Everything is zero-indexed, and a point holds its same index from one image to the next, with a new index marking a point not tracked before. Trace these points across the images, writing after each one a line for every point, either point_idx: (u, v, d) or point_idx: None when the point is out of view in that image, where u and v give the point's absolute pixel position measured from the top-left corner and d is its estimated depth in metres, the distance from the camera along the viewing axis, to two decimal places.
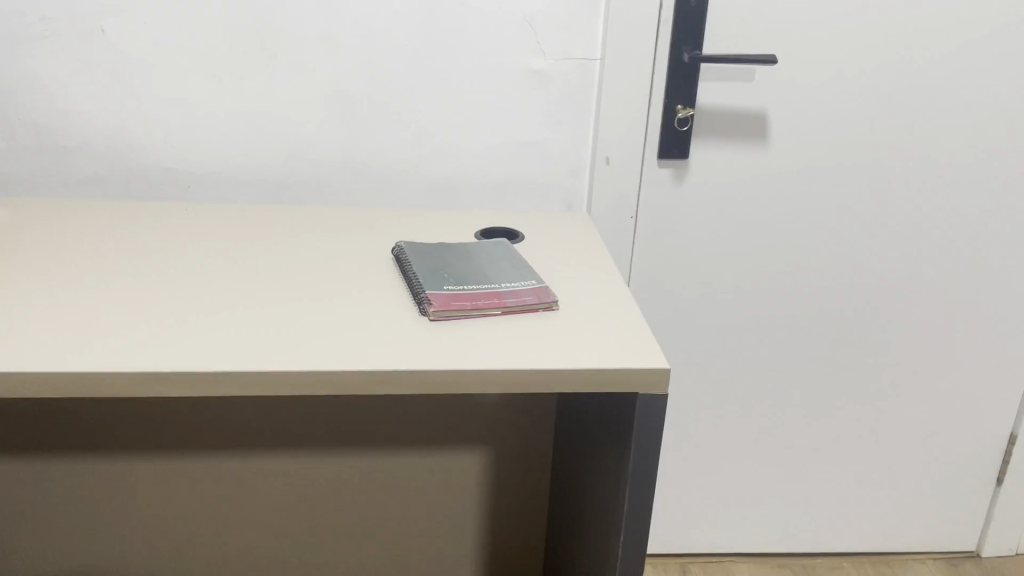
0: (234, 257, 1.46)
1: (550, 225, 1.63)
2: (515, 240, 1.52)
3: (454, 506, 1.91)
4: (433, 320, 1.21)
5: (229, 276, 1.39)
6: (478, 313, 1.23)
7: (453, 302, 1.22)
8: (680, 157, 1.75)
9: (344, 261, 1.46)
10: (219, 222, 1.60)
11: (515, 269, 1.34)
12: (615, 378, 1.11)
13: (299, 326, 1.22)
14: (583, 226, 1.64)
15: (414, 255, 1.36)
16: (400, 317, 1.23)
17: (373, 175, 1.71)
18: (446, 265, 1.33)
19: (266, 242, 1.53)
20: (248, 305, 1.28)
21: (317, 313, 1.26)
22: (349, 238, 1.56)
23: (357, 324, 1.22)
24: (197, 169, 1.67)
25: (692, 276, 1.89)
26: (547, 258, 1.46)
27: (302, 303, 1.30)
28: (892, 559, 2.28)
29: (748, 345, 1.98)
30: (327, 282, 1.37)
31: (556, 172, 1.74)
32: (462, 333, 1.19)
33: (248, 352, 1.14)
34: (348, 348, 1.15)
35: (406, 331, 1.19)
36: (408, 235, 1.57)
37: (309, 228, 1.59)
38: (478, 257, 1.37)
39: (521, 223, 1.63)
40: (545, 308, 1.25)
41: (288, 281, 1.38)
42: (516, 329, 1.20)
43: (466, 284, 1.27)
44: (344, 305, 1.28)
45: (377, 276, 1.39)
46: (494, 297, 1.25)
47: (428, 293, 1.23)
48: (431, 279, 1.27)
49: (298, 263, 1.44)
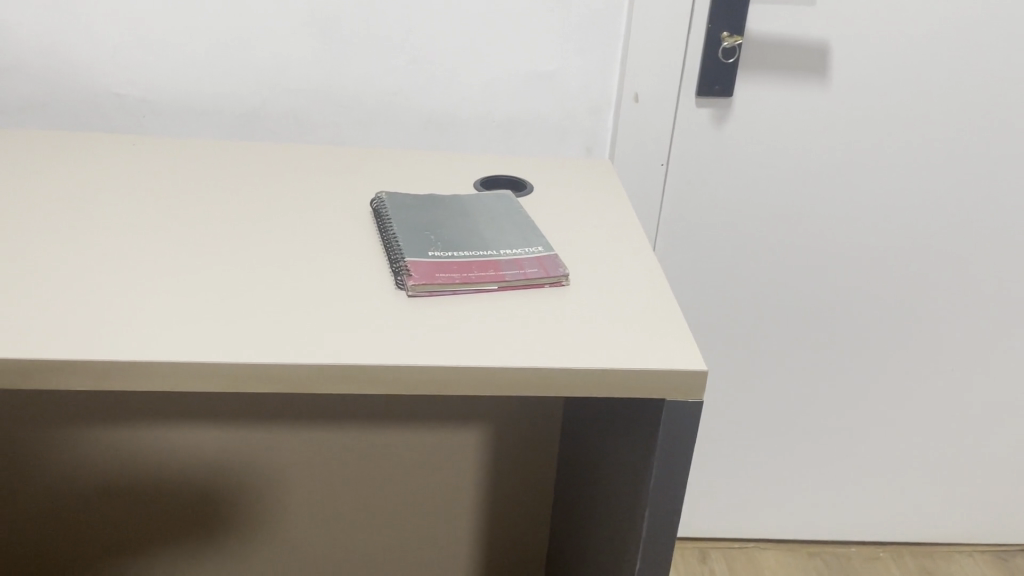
0: (187, 203, 1.22)
1: (567, 172, 1.38)
2: (521, 191, 1.27)
3: (451, 487, 1.72)
4: (412, 296, 0.95)
5: (180, 226, 1.15)
6: (468, 288, 0.97)
7: (439, 273, 0.97)
8: (722, 96, 1.48)
9: (317, 210, 1.22)
10: (178, 159, 1.36)
11: (519, 231, 1.09)
12: (640, 385, 0.85)
13: (250, 293, 0.99)
14: (607, 174, 1.39)
15: (397, 211, 1.12)
16: (374, 285, 0.99)
17: (360, 109, 1.46)
18: (434, 227, 1.08)
19: (228, 185, 1.29)
20: (193, 263, 1.05)
21: (275, 277, 1.02)
22: (328, 181, 1.32)
23: (320, 292, 0.99)
24: (154, 96, 1.43)
25: (730, 238, 1.64)
26: (560, 213, 1.21)
27: (258, 262, 1.06)
28: (933, 549, 2.08)
29: (788, 318, 1.74)
30: (292, 236, 1.13)
31: (575, 108, 1.48)
32: (447, 308, 0.95)
33: (184, 324, 0.91)
34: (304, 324, 0.92)
35: (378, 303, 0.95)
36: (396, 179, 1.32)
37: (283, 169, 1.35)
38: (476, 217, 1.12)
39: (532, 171, 1.38)
40: (552, 283, 1.00)
41: (246, 233, 1.14)
42: (516, 306, 0.96)
43: (457, 252, 1.02)
44: (307, 268, 1.05)
45: (352, 231, 1.15)
46: (490, 268, 0.99)
47: (408, 262, 0.98)
48: (414, 245, 1.03)
49: (262, 213, 1.21)
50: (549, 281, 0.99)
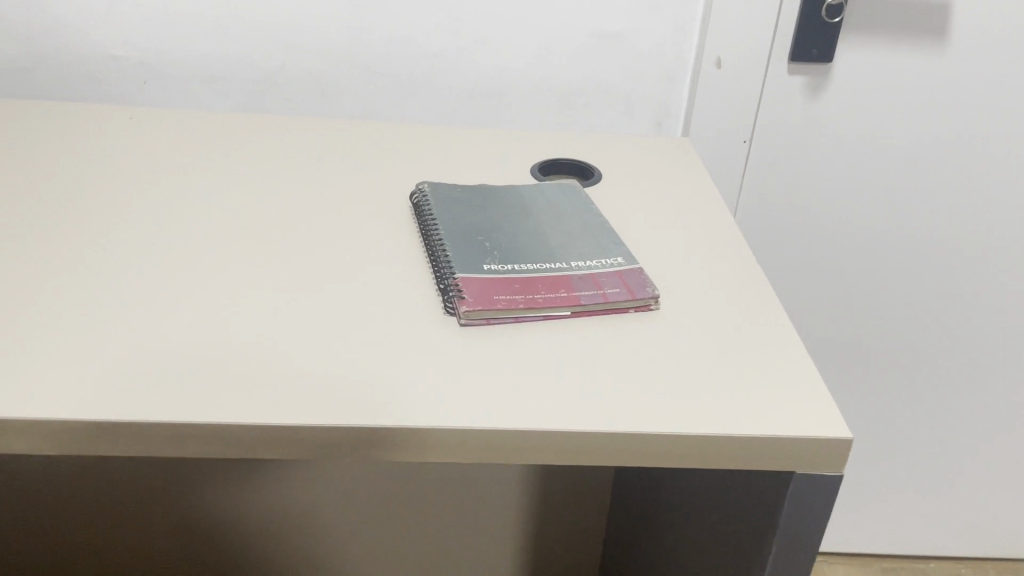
0: (191, 185, 1.03)
1: (637, 153, 1.17)
2: (587, 180, 1.07)
3: (491, 506, 1.55)
4: (465, 324, 0.76)
5: (181, 213, 0.96)
6: (534, 315, 0.78)
7: (498, 296, 0.78)
8: (820, 62, 1.25)
9: (343, 196, 1.02)
10: (183, 133, 1.16)
11: (591, 234, 0.89)
12: (764, 455, 0.66)
13: (264, 304, 0.79)
14: (685, 155, 1.18)
15: (442, 208, 0.92)
16: (415, 301, 0.80)
17: (393, 75, 1.26)
18: (488, 230, 0.88)
19: (239, 165, 1.09)
20: (193, 263, 0.86)
21: (296, 283, 0.83)
22: (356, 161, 1.12)
23: (351, 307, 0.79)
24: (155, 58, 1.23)
25: (818, 226, 1.43)
26: (636, 205, 1.00)
27: (274, 262, 0.87)
28: (1017, 565, 1.90)
29: (880, 318, 1.54)
30: (316, 229, 0.94)
31: (644, 73, 1.27)
32: (510, 340, 0.75)
33: (181, 350, 0.72)
34: (331, 353, 0.72)
35: (422, 328, 0.76)
36: (435, 161, 1.12)
37: (300, 147, 1.15)
38: (537, 215, 0.92)
39: (596, 151, 1.17)
40: (637, 307, 0.80)
41: (260, 223, 0.95)
42: (595, 337, 0.76)
43: (518, 265, 0.83)
44: (334, 272, 0.85)
45: (386, 221, 0.95)
46: (560, 288, 0.80)
47: (459, 281, 0.79)
48: (465, 255, 0.83)
49: (279, 198, 1.01)
50: (634, 304, 0.79)
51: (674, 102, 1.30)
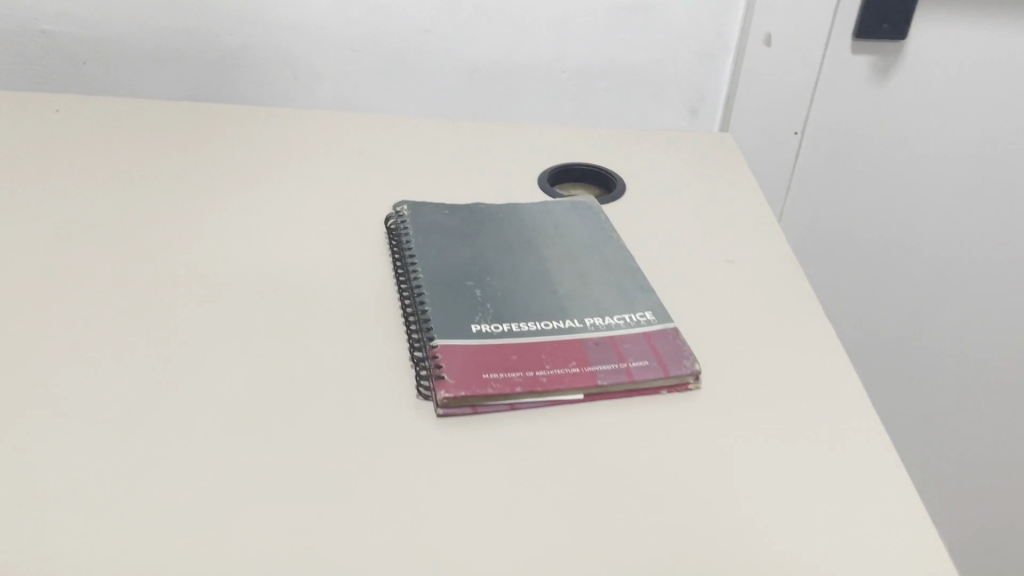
0: (121, 186, 0.83)
1: (669, 153, 0.97)
2: (611, 188, 0.89)
3: None
4: (443, 414, 0.58)
5: (102, 221, 0.76)
6: (536, 399, 0.59)
7: (488, 374, 0.59)
8: (891, 39, 1.03)
9: (307, 202, 0.83)
10: (125, 119, 0.96)
11: (610, 274, 0.70)
12: None
13: (189, 362, 0.60)
14: (726, 157, 0.98)
15: (421, 237, 0.73)
16: (381, 366, 0.61)
17: (378, 54, 1.05)
18: (479, 270, 0.69)
19: (184, 159, 0.89)
20: (106, 294, 0.66)
21: (233, 327, 0.64)
22: (329, 158, 0.92)
23: (301, 368, 0.60)
24: (92, 32, 1.01)
25: (888, 225, 1.22)
26: (664, 229, 0.81)
27: (210, 291, 0.67)
28: None
29: (971, 339, 1.28)
30: (268, 243, 0.74)
31: (678, 52, 1.09)
32: (505, 436, 0.57)
33: (65, 442, 0.52)
34: (272, 448, 0.54)
35: (389, 412, 0.57)
36: (425, 162, 0.93)
37: (265, 136, 0.95)
38: (541, 248, 0.73)
39: (619, 152, 0.97)
40: (671, 387, 0.61)
41: (198, 235, 0.75)
42: (615, 428, 0.58)
43: (516, 325, 0.64)
44: (284, 312, 0.66)
45: (364, 237, 0.76)
46: (570, 361, 0.61)
47: (437, 353, 0.60)
48: (449, 311, 0.65)
49: (228, 200, 0.82)
50: (667, 382, 0.61)
51: (712, 87, 1.13)
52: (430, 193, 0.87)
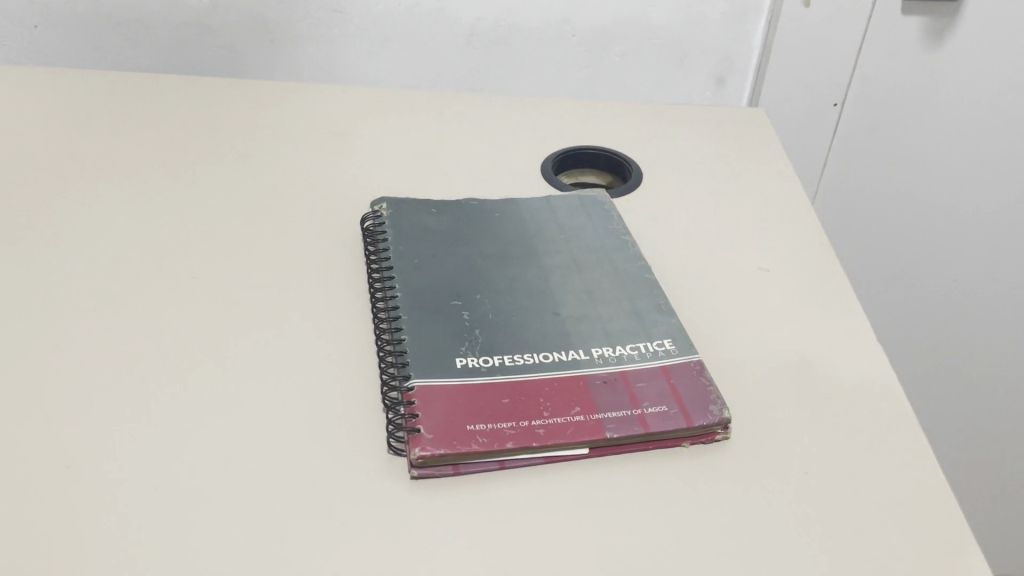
0: (62, 171, 0.71)
1: (694, 131, 0.86)
2: (624, 177, 0.78)
3: None
4: (418, 477, 0.48)
5: (35, 222, 0.65)
6: (530, 456, 0.49)
7: (472, 424, 0.49)
8: None
9: (278, 195, 0.72)
10: (76, 87, 0.84)
11: (623, 290, 0.60)
12: None
13: (121, 413, 0.50)
14: (759, 136, 0.86)
15: (401, 243, 0.62)
16: (347, 415, 0.52)
17: (366, 15, 0.93)
18: (467, 287, 0.59)
19: (139, 140, 0.78)
20: (28, 323, 0.56)
21: (176, 366, 0.54)
22: (306, 136, 0.81)
23: (252, 421, 0.51)
24: None
25: None
26: (688, 227, 0.70)
27: (154, 317, 0.58)
28: None
29: None
30: (226, 256, 0.64)
31: (705, 13, 0.97)
32: (498, 504, 0.47)
33: None
34: (213, 531, 0.44)
35: (360, 474, 0.48)
36: (416, 141, 0.82)
37: (234, 111, 0.84)
38: (542, 258, 0.62)
39: (637, 130, 0.85)
40: (694, 438, 0.51)
41: (146, 241, 0.65)
42: (626, 496, 0.48)
43: (509, 358, 0.54)
44: (238, 346, 0.56)
45: (339, 249, 0.66)
46: (573, 406, 0.51)
47: (413, 397, 0.50)
48: (429, 340, 0.54)
49: (185, 195, 0.71)
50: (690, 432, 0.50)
51: (743, 53, 1.01)
52: (419, 178, 0.76)
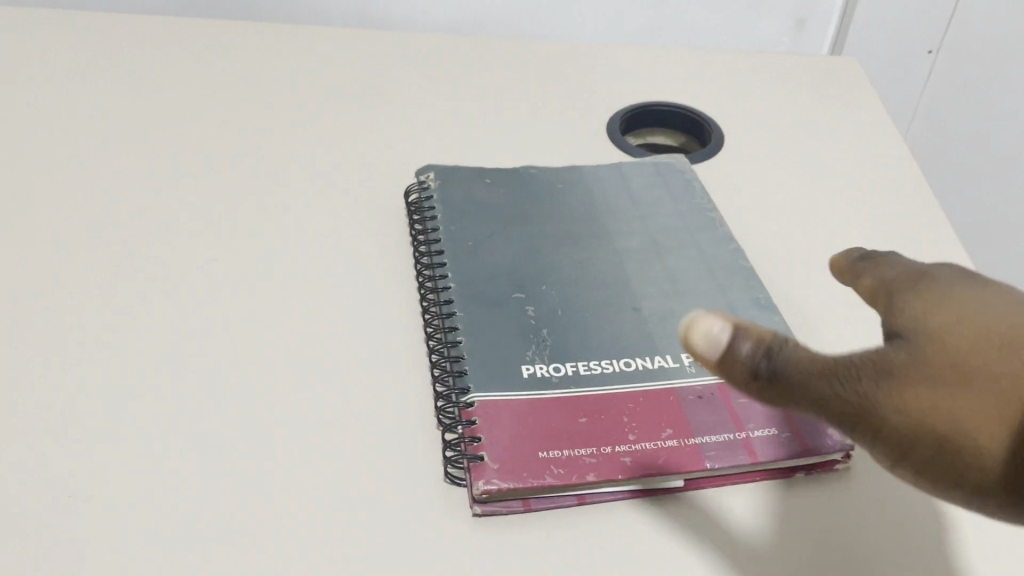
0: (54, 128, 0.62)
1: (773, 85, 0.75)
2: (706, 137, 0.68)
3: None
4: (482, 514, 0.40)
5: (23, 189, 0.56)
6: (615, 489, 0.41)
7: (546, 450, 0.41)
8: None
9: (305, 155, 0.63)
10: (67, 35, 0.73)
11: (713, 281, 0.51)
12: None
13: (127, 430, 0.42)
14: (847, 91, 0.76)
15: (452, 220, 0.54)
16: (397, 431, 0.43)
17: None
18: (530, 276, 0.50)
19: (143, 93, 0.68)
20: (14, 316, 0.47)
21: (192, 367, 0.45)
22: (334, 86, 0.71)
23: (283, 438, 0.42)
24: None
25: None
26: (776, 203, 0.61)
27: (164, 304, 0.49)
28: None
29: None
30: (247, 227, 0.55)
31: None
32: (585, 550, 0.39)
33: None
34: None
35: (419, 512, 0.40)
36: (459, 92, 0.72)
37: (250, 57, 0.74)
38: (615, 240, 0.54)
39: (709, 83, 0.75)
40: (809, 467, 0.43)
41: (159, 214, 0.56)
42: (731, 540, 0.40)
43: (584, 365, 0.45)
44: (265, 340, 0.47)
45: (382, 224, 0.57)
46: (663, 427, 0.42)
47: (474, 414, 0.42)
48: (490, 341, 0.46)
49: (198, 155, 0.61)
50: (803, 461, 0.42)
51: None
52: (466, 136, 0.66)
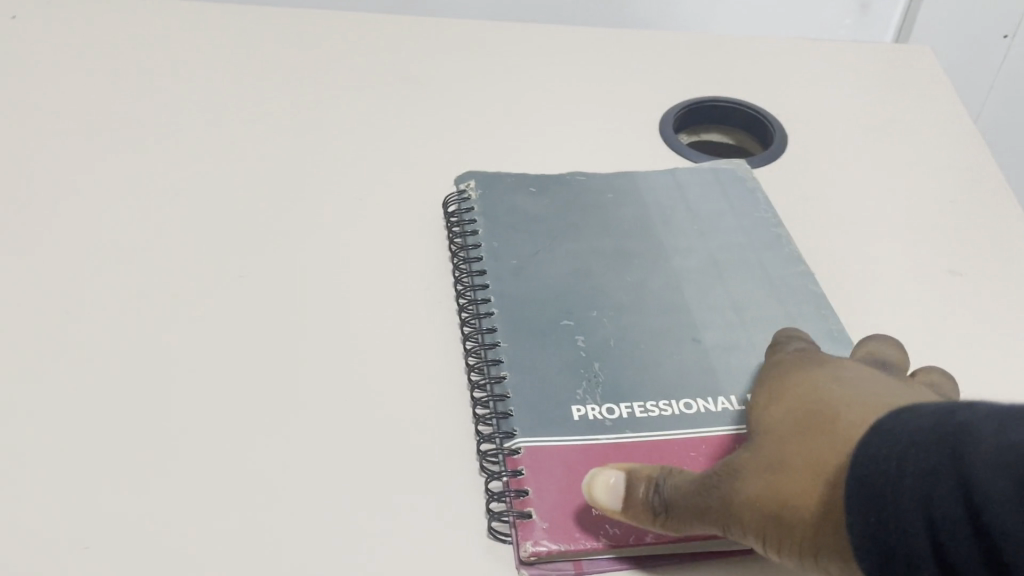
0: (61, 117, 0.57)
1: (837, 72, 0.69)
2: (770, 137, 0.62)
3: None
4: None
5: (27, 189, 0.51)
6: (675, 551, 0.37)
7: (598, 506, 0.37)
8: None
9: (332, 146, 0.57)
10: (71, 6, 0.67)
11: (780, 309, 0.46)
12: None
13: (141, 473, 0.38)
14: (919, 77, 0.69)
15: (495, 236, 0.49)
16: (434, 476, 0.40)
17: None
18: (579, 300, 0.46)
19: (155, 69, 0.62)
20: (21, 337, 0.43)
21: (209, 398, 0.41)
22: (365, 62, 0.65)
23: (310, 486, 0.39)
24: None
25: None
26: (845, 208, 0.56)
27: (180, 324, 0.45)
28: None
29: None
30: (270, 233, 0.51)
31: None
32: None
33: None
34: None
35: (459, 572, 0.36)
36: (501, 75, 0.66)
37: (270, 29, 0.68)
38: (671, 260, 0.49)
39: (769, 69, 0.69)
40: None
41: (178, 214, 0.51)
42: None
43: (640, 407, 0.41)
44: (289, 367, 0.43)
45: (418, 229, 0.52)
46: None
47: (519, 462, 0.39)
48: (537, 377, 0.42)
49: (218, 147, 0.56)
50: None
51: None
52: (507, 123, 0.61)
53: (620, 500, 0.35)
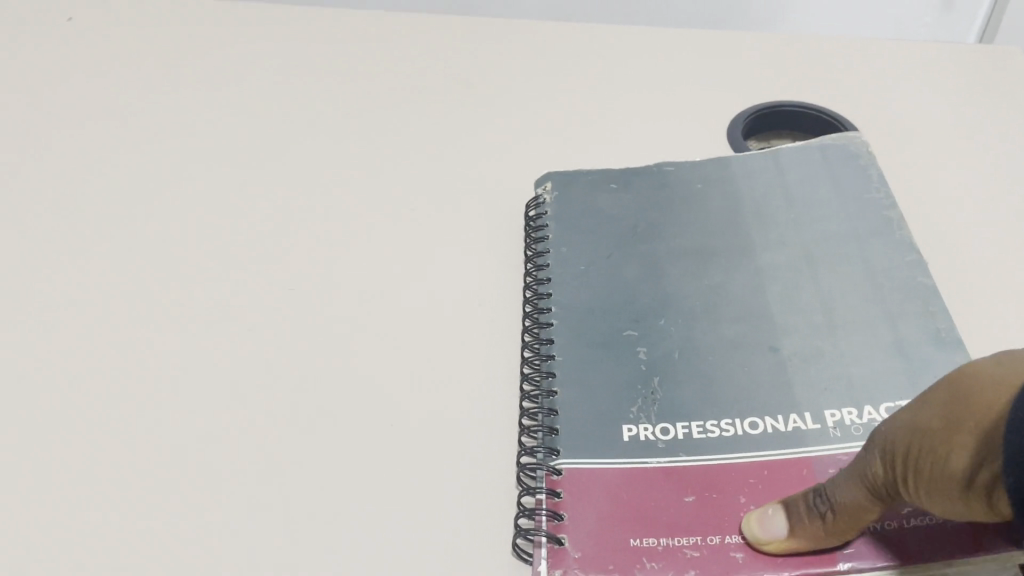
0: (147, 117, 0.59)
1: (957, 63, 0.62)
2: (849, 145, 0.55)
3: None
4: None
5: (107, 187, 0.53)
6: None
7: (637, 537, 0.35)
8: None
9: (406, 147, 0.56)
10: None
11: (877, 307, 0.41)
12: None
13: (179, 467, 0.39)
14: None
15: (565, 241, 0.48)
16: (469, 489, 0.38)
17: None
18: (646, 308, 0.43)
19: (236, 62, 0.64)
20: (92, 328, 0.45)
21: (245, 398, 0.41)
22: (438, 55, 0.65)
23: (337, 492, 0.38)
24: None
25: None
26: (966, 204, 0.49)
27: (234, 319, 0.45)
28: None
29: None
30: (334, 231, 0.50)
31: None
32: None
33: None
34: None
35: None
36: (585, 72, 0.63)
37: (357, 30, 0.68)
38: (756, 255, 0.45)
39: (879, 56, 0.63)
40: None
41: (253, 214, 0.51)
42: None
43: (698, 427, 0.38)
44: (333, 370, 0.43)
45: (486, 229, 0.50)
46: None
47: (559, 483, 0.37)
48: (592, 394, 0.40)
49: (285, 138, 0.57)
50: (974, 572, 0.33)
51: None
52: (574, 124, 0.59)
53: (785, 526, 0.33)
